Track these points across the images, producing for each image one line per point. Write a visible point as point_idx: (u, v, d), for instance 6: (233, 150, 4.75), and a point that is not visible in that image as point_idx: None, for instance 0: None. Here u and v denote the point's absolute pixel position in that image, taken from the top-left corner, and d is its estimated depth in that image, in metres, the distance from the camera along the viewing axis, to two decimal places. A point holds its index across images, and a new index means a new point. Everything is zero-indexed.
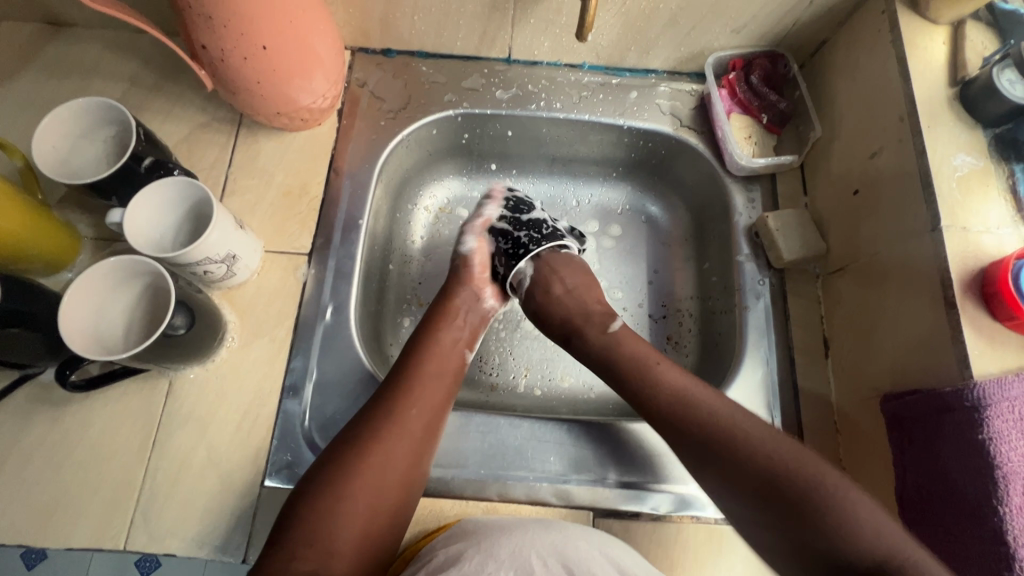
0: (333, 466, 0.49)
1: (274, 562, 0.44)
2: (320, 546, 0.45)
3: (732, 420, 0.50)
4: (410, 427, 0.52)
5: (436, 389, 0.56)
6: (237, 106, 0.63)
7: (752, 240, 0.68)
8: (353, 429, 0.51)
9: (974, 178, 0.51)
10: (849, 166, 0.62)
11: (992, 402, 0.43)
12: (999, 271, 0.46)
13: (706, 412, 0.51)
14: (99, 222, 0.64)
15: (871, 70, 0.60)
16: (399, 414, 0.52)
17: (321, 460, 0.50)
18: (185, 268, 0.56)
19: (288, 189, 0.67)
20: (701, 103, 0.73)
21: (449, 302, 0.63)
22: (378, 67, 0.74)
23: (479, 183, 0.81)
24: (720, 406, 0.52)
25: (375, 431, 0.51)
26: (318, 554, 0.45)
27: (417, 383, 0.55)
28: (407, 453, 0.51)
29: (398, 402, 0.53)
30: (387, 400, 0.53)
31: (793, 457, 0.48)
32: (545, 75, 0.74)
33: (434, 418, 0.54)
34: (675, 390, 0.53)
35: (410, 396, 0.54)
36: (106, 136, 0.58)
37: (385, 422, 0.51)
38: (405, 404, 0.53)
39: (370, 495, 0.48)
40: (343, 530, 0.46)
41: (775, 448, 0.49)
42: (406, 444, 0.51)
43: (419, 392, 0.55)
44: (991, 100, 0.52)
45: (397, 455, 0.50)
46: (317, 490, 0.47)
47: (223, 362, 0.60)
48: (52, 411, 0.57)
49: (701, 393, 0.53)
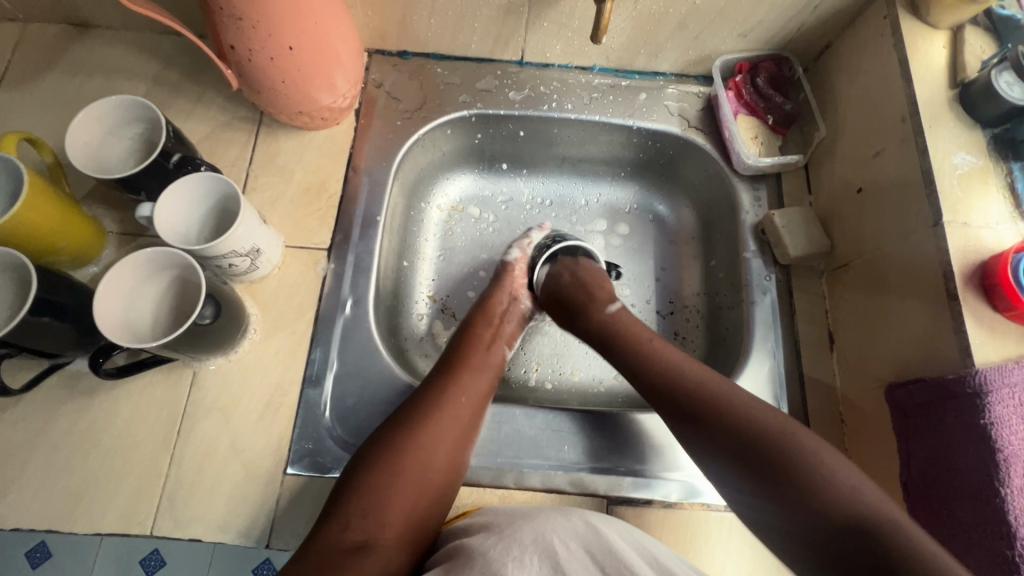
0: (386, 444, 0.52)
1: (325, 532, 0.47)
2: (373, 518, 0.48)
3: (727, 391, 0.52)
4: (457, 412, 0.55)
5: (480, 380, 0.59)
6: (260, 105, 0.65)
7: (758, 238, 0.70)
8: (404, 412, 0.55)
9: (974, 176, 0.53)
10: (853, 164, 0.64)
11: (992, 388, 0.45)
12: (998, 264, 0.48)
13: (701, 384, 0.53)
14: (124, 217, 0.65)
15: (873, 72, 0.62)
16: (446, 400, 0.56)
17: (373, 439, 0.53)
18: (211, 261, 0.57)
19: (307, 186, 0.69)
20: (708, 104, 0.75)
21: (487, 303, 0.67)
22: (394, 69, 0.76)
23: (491, 182, 0.83)
24: (709, 378, 0.54)
25: (425, 414, 0.54)
26: (369, 526, 0.48)
27: (463, 373, 0.59)
28: (454, 437, 0.54)
29: (444, 390, 0.57)
30: (436, 388, 0.57)
31: (776, 426, 0.49)
32: (557, 77, 0.76)
33: (478, 406, 0.57)
34: (670, 369, 0.55)
35: (455, 386, 0.57)
36: (135, 134, 0.60)
37: (434, 407, 0.55)
38: (451, 392, 0.57)
39: (419, 474, 0.51)
40: (394, 505, 0.49)
41: (761, 415, 0.50)
42: (454, 428, 0.54)
43: (465, 382, 0.58)
44: (989, 101, 0.54)
45: (444, 438, 0.53)
46: (370, 465, 0.50)
47: (246, 353, 0.62)
48: (80, 400, 0.59)
49: (693, 367, 0.55)
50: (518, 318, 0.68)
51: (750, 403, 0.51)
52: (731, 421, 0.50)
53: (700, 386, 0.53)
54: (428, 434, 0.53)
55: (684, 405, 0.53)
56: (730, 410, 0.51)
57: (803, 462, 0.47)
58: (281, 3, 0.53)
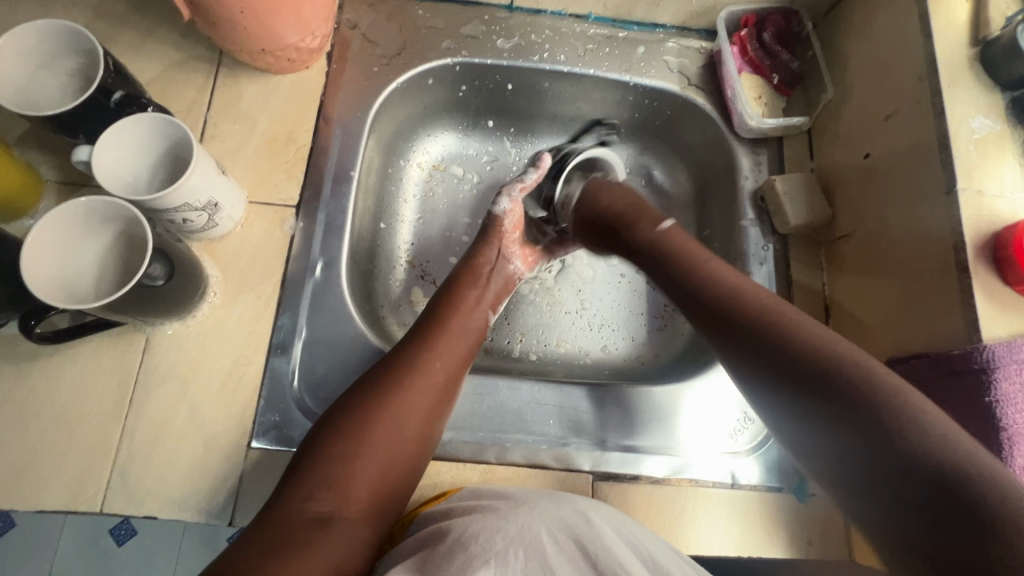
0: (354, 408, 0.48)
1: (286, 505, 0.43)
2: (336, 490, 0.44)
3: (785, 316, 0.44)
4: (431, 378, 0.51)
5: (457, 343, 0.55)
6: (217, 42, 0.58)
7: (757, 205, 0.66)
8: (374, 375, 0.51)
9: (992, 141, 0.50)
10: (863, 127, 0.60)
11: (1000, 364, 0.43)
12: (1013, 235, 0.45)
13: (754, 302, 0.46)
14: (63, 164, 0.58)
15: (889, 27, 0.58)
16: (423, 365, 0.52)
17: (340, 405, 0.49)
18: (162, 215, 0.51)
19: (273, 136, 0.63)
20: (710, 62, 0.70)
21: (473, 261, 0.63)
22: (370, 9, 0.69)
23: (476, 140, 0.77)
24: (764, 297, 0.46)
25: (397, 378, 0.50)
26: (334, 496, 0.44)
27: (442, 340, 0.54)
28: (428, 404, 0.50)
29: (419, 353, 0.52)
30: (410, 351, 0.53)
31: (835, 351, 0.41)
32: (549, 25, 0.70)
33: (456, 375, 0.53)
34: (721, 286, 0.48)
35: (432, 348, 0.53)
36: (71, 67, 0.53)
37: (408, 372, 0.51)
38: (427, 356, 0.52)
39: (388, 442, 0.47)
40: (359, 475, 0.45)
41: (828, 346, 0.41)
42: (429, 398, 0.50)
43: (447, 347, 0.54)
44: (1011, 61, 0.50)
45: (418, 407, 0.50)
46: (336, 429, 0.47)
47: (205, 317, 0.57)
48: (17, 367, 0.53)
49: (761, 291, 0.47)
50: (506, 279, 0.64)
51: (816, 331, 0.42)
52: (786, 342, 0.42)
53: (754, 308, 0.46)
54: (398, 399, 0.49)
55: (732, 327, 0.46)
56: (789, 338, 0.42)
57: (879, 389, 0.37)
58: None
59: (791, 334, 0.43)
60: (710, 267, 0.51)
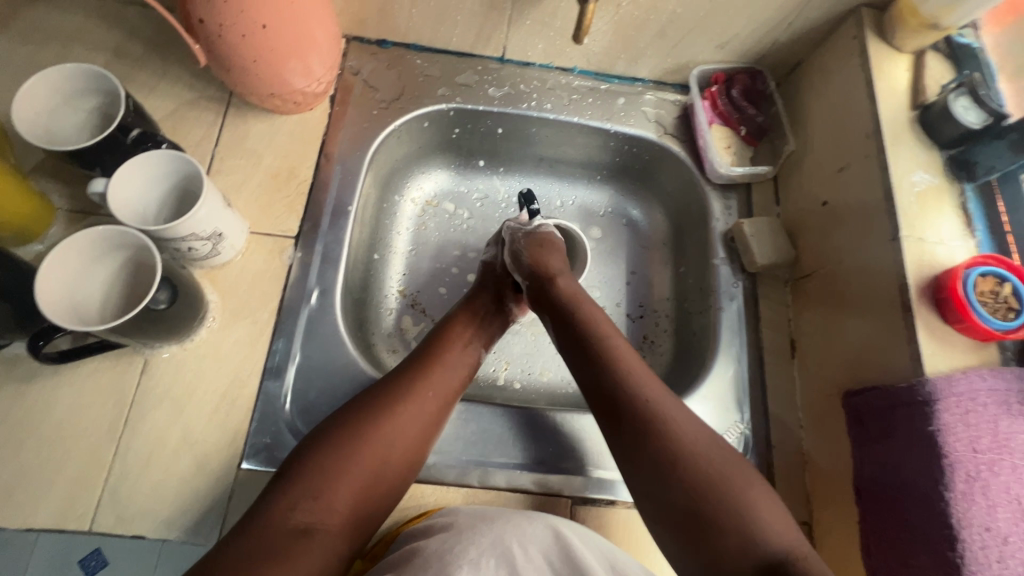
0: (350, 427, 0.50)
1: (274, 511, 0.45)
2: (322, 503, 0.46)
3: (675, 426, 0.49)
4: (424, 409, 0.54)
5: (453, 374, 0.57)
6: (230, 85, 0.62)
7: (727, 245, 0.71)
8: (371, 398, 0.53)
9: (931, 194, 0.56)
10: (820, 178, 0.66)
11: (941, 396, 0.47)
12: (950, 278, 0.50)
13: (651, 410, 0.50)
14: (75, 193, 0.62)
15: (841, 89, 0.64)
16: (417, 394, 0.54)
17: (335, 421, 0.51)
18: (168, 243, 0.54)
19: (276, 172, 0.67)
20: (684, 113, 0.77)
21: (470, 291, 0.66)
22: (372, 57, 0.74)
23: (468, 179, 0.82)
24: (672, 410, 0.50)
25: (392, 403, 0.53)
26: (320, 509, 0.46)
27: (438, 370, 0.57)
28: (418, 431, 0.52)
29: (416, 382, 0.55)
30: (405, 379, 0.55)
31: (719, 472, 0.46)
32: (537, 76, 0.76)
33: (447, 406, 0.55)
34: (638, 389, 0.51)
35: (428, 379, 0.55)
36: (91, 106, 0.57)
37: (402, 400, 0.53)
38: (423, 385, 0.55)
39: (376, 462, 0.49)
40: (342, 491, 0.47)
41: (704, 455, 0.47)
42: (419, 425, 0.53)
43: (442, 378, 0.56)
44: (946, 124, 0.57)
45: (407, 435, 0.52)
46: (328, 443, 0.49)
47: (203, 341, 0.59)
48: (18, 386, 0.55)
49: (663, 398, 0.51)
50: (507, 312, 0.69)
51: (692, 441, 0.48)
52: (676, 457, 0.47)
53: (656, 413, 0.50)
54: (392, 425, 0.51)
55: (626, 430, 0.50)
56: (683, 456, 0.47)
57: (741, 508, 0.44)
58: None
59: (680, 453, 0.47)
60: (631, 369, 0.53)
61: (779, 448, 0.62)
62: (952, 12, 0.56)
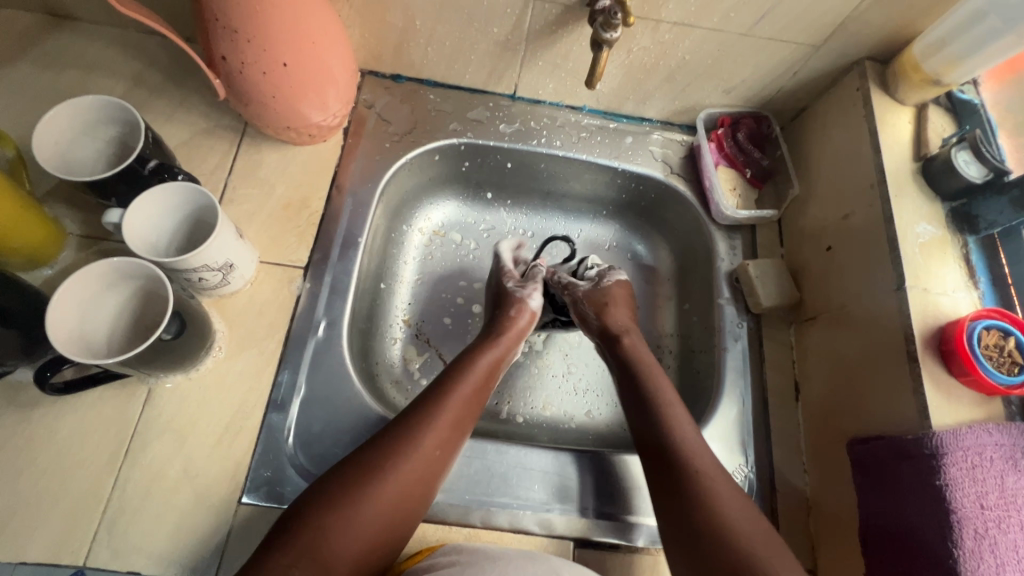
0: (356, 482, 0.49)
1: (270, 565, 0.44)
2: (321, 559, 0.45)
3: (717, 490, 0.50)
4: (428, 454, 0.53)
5: (460, 417, 0.56)
6: (246, 117, 0.63)
7: (732, 285, 0.72)
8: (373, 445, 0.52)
9: (934, 245, 0.57)
10: (824, 222, 0.67)
11: (948, 450, 0.47)
12: (955, 330, 0.51)
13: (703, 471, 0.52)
14: (87, 218, 0.62)
15: (845, 138, 0.66)
16: (424, 450, 0.52)
17: (336, 469, 0.50)
18: (180, 274, 0.55)
19: (288, 202, 0.68)
20: (690, 153, 0.78)
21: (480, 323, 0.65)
22: (386, 91, 0.75)
23: (475, 211, 0.83)
24: (722, 482, 0.51)
25: (395, 449, 0.51)
26: (318, 564, 0.45)
27: (447, 423, 0.55)
28: (422, 477, 0.52)
29: (419, 426, 0.53)
30: (414, 428, 0.53)
31: (761, 544, 0.47)
32: (547, 114, 0.78)
33: (452, 449, 0.55)
34: (698, 457, 0.53)
35: (431, 422, 0.54)
36: (110, 135, 0.57)
37: (410, 456, 0.51)
38: (426, 430, 0.53)
39: (377, 520, 0.48)
40: (342, 551, 0.46)
41: (752, 527, 0.48)
42: (422, 483, 0.52)
43: (449, 431, 0.55)
44: (949, 177, 0.58)
45: (409, 482, 0.51)
46: (331, 497, 0.48)
47: (208, 371, 0.59)
48: (20, 413, 0.55)
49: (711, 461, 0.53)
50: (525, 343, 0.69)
51: (740, 512, 0.49)
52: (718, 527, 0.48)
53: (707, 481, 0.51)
54: (394, 474, 0.50)
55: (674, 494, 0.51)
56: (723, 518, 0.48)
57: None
58: (278, 21, 0.53)
59: (727, 523, 0.48)
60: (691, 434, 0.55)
61: (783, 492, 0.62)
62: (954, 69, 0.58)
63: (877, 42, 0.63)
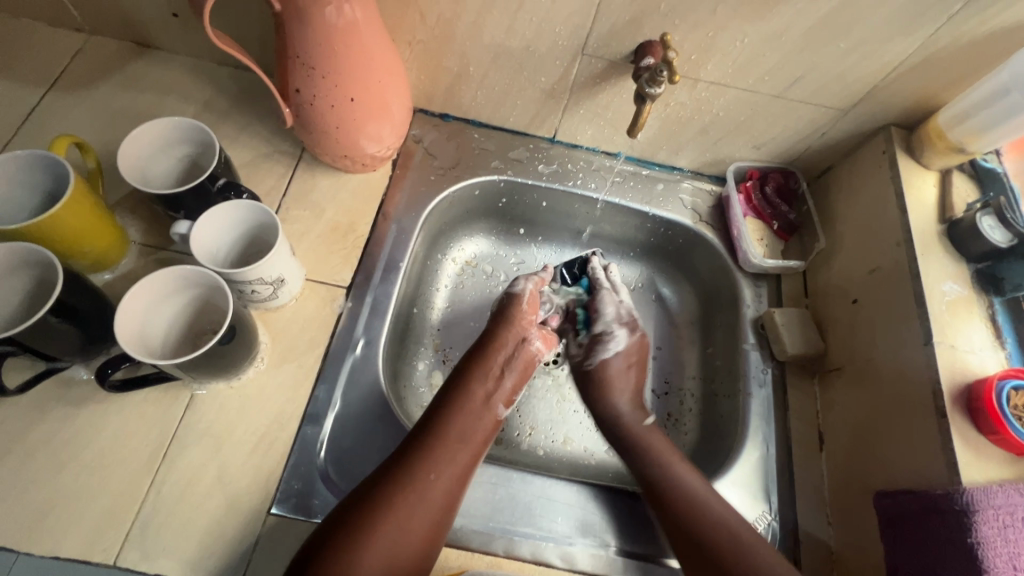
0: (362, 518, 0.50)
1: None
2: None
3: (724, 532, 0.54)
4: (433, 481, 0.54)
5: (464, 443, 0.57)
6: (307, 144, 0.68)
7: (757, 331, 0.73)
8: (380, 476, 0.53)
9: (960, 304, 0.59)
10: (849, 277, 0.69)
11: (979, 508, 0.48)
12: (984, 388, 0.52)
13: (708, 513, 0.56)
14: (149, 229, 0.66)
15: (871, 197, 0.69)
16: (420, 478, 0.53)
17: (349, 500, 0.51)
18: (235, 285, 0.58)
19: (336, 225, 0.71)
20: (719, 203, 0.81)
21: (486, 343, 0.66)
22: (434, 128, 0.80)
23: (507, 245, 0.86)
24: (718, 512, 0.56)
25: (399, 478, 0.53)
26: None
27: (441, 447, 0.56)
28: (433, 505, 0.53)
29: (423, 456, 0.55)
30: (415, 465, 0.54)
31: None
32: (583, 158, 0.82)
33: (459, 475, 0.55)
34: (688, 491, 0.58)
35: (435, 451, 0.55)
36: (185, 153, 0.62)
37: (406, 486, 0.52)
38: (430, 459, 0.55)
39: (385, 556, 0.49)
40: None
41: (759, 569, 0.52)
42: (429, 513, 0.52)
43: (444, 456, 0.55)
44: (975, 240, 0.60)
45: (418, 511, 0.52)
46: (347, 532, 0.49)
47: (250, 380, 0.61)
48: (70, 408, 0.57)
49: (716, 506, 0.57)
50: (525, 360, 0.67)
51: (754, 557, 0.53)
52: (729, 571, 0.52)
53: (707, 521, 0.55)
54: (401, 504, 0.51)
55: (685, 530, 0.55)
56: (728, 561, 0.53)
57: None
58: (351, 61, 0.58)
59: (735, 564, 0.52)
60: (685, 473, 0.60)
61: (807, 546, 0.61)
62: (978, 139, 0.61)
63: (904, 110, 0.67)
